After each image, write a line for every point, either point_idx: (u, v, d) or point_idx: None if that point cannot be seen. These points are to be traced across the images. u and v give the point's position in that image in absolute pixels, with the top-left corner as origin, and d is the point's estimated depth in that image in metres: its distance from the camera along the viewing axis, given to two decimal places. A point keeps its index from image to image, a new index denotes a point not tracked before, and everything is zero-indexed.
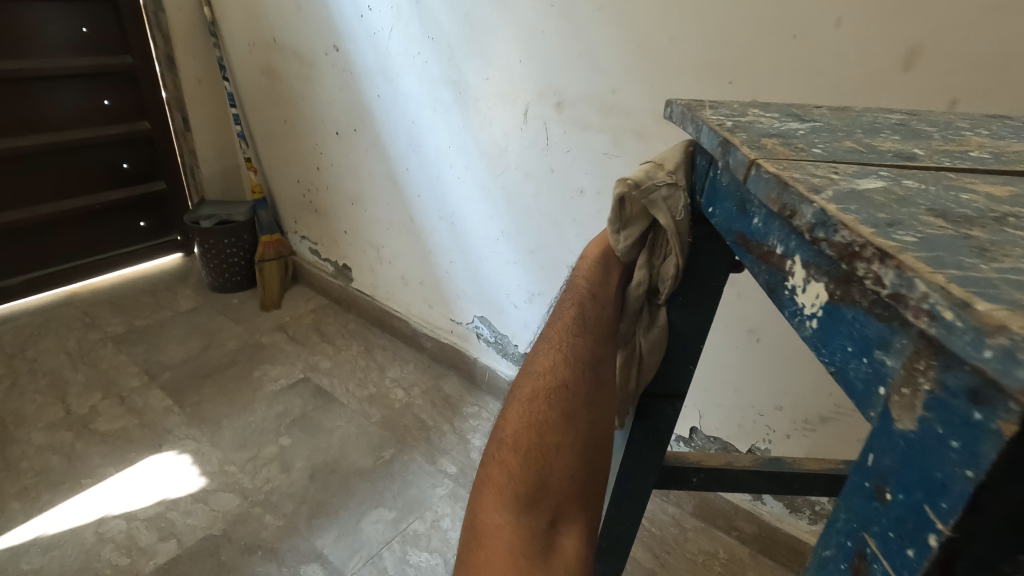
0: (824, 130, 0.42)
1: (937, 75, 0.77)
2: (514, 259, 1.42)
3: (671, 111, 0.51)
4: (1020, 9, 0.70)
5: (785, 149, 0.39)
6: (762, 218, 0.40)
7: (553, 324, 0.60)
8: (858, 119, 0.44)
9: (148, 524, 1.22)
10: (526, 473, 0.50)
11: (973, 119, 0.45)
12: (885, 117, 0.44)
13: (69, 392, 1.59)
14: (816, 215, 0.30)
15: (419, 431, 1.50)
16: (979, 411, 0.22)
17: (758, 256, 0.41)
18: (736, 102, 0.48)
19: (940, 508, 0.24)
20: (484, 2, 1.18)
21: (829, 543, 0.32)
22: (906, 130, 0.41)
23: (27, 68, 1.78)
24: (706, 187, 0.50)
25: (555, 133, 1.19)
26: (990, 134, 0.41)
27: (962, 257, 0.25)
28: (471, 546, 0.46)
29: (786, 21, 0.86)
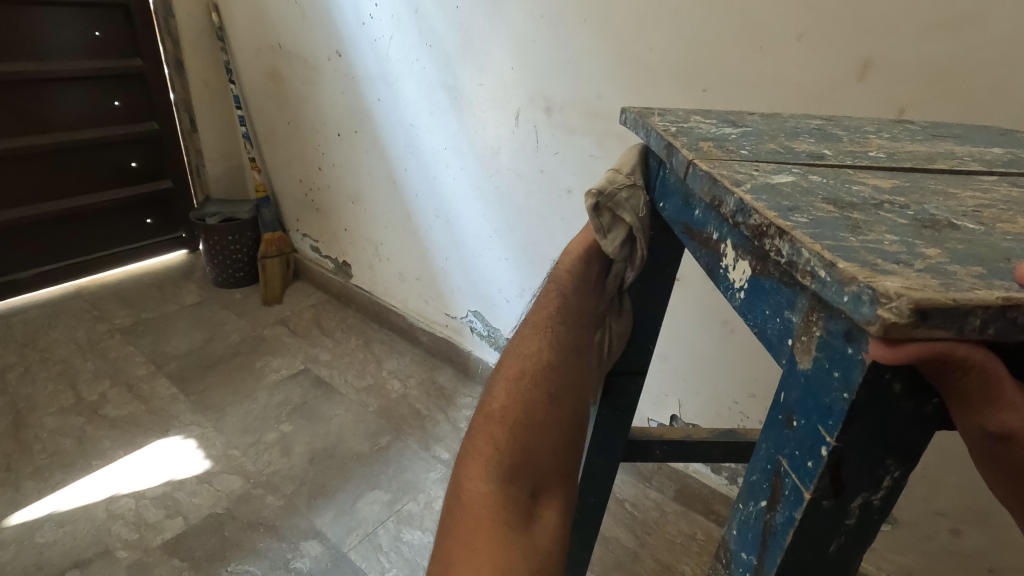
0: (754, 135, 0.50)
1: (886, 86, 0.85)
2: (506, 256, 1.49)
3: (624, 116, 0.59)
4: (955, 27, 0.78)
5: (718, 151, 0.46)
6: (701, 210, 0.48)
7: (536, 311, 0.62)
8: (781, 127, 0.53)
9: (155, 502, 1.29)
10: (514, 444, 0.49)
11: (873, 130, 0.54)
12: (803, 126, 0.53)
13: (78, 379, 1.66)
14: (737, 204, 0.38)
15: (414, 419, 1.57)
16: (851, 346, 0.30)
17: (699, 243, 0.49)
18: (680, 111, 0.56)
19: (828, 425, 0.32)
20: (478, 12, 1.26)
21: (755, 469, 0.40)
22: (818, 137, 0.50)
23: (41, 69, 1.86)
24: (658, 185, 0.58)
25: (544, 136, 1.27)
26: (886, 142, 0.50)
27: (839, 232, 0.33)
28: (455, 512, 0.45)
29: (751, 35, 0.93)
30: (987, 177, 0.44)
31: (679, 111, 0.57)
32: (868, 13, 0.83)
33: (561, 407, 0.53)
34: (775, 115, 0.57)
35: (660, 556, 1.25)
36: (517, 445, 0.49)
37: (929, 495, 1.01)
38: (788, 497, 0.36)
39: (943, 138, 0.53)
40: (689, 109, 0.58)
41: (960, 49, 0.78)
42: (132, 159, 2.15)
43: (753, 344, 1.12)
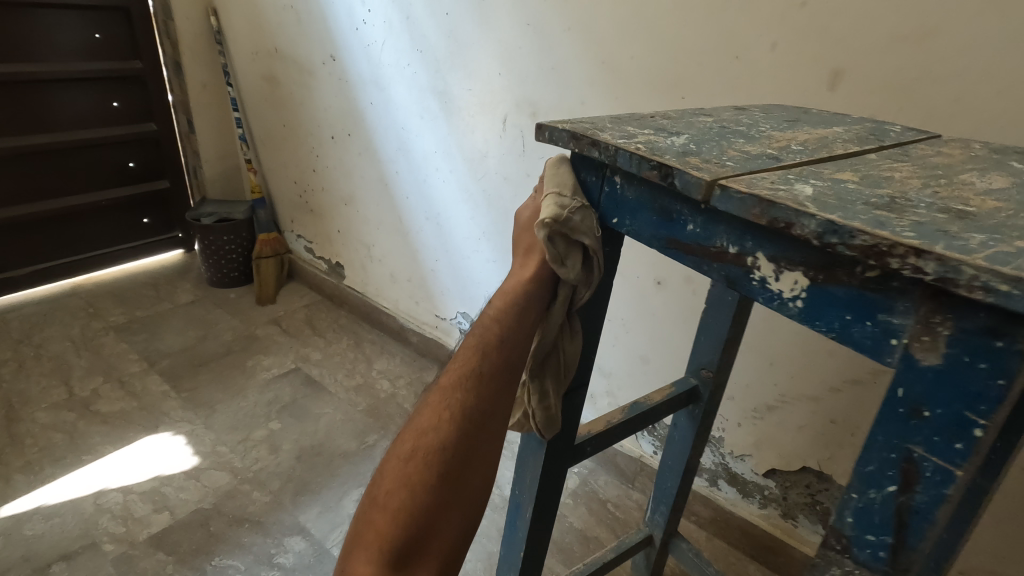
0: (706, 140, 0.54)
1: (856, 95, 0.88)
2: (493, 258, 1.51)
3: (558, 134, 0.55)
4: (921, 39, 0.81)
5: (712, 165, 0.47)
6: (699, 225, 0.49)
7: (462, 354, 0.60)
8: (703, 130, 0.57)
9: (143, 497, 1.31)
10: (398, 534, 0.52)
11: (759, 123, 0.62)
12: (719, 126, 0.59)
13: (72, 375, 1.68)
14: (825, 226, 0.37)
15: (402, 418, 1.59)
16: (1001, 341, 0.31)
17: (705, 257, 0.49)
18: (609, 124, 0.57)
19: (979, 410, 0.33)
20: (466, 19, 1.29)
21: (870, 460, 0.38)
22: (743, 136, 0.56)
23: (43, 70, 1.89)
24: (607, 202, 0.57)
25: (530, 140, 1.29)
26: (792, 137, 0.58)
27: (945, 239, 0.35)
28: None
29: (727, 44, 0.96)
30: (871, 157, 0.53)
31: (597, 124, 0.57)
32: (837, 25, 0.86)
33: (461, 480, 0.55)
34: (669, 117, 0.63)
35: None
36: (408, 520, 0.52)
37: None
38: (930, 479, 0.36)
39: (813, 125, 0.65)
40: (609, 119, 0.59)
41: (925, 59, 0.81)
42: (130, 159, 2.18)
43: None
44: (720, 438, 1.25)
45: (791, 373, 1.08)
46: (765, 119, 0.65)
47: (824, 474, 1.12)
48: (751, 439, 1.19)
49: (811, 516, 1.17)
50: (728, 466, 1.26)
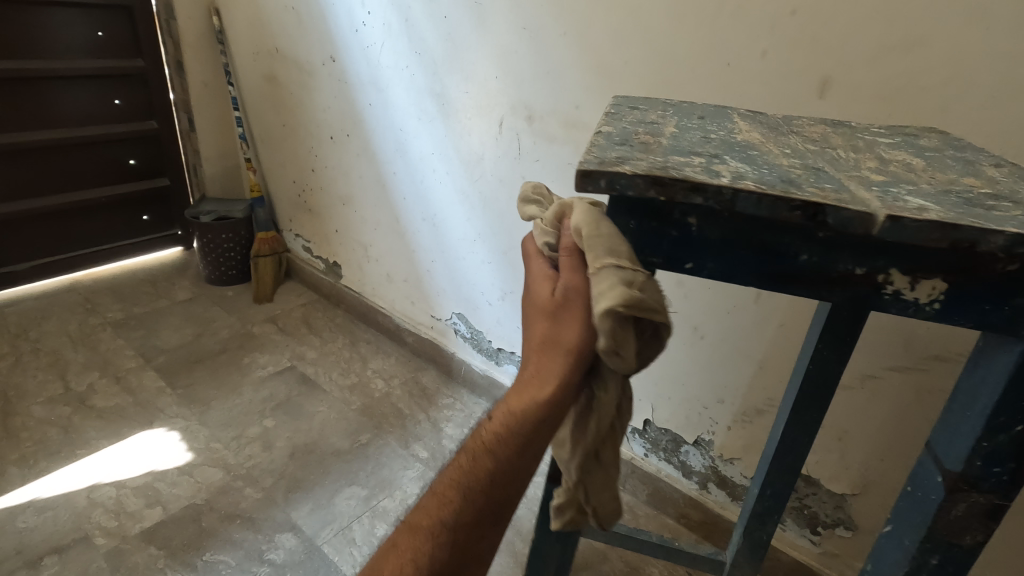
0: (741, 154, 0.52)
1: (844, 103, 0.89)
2: (487, 259, 1.52)
3: (626, 182, 0.45)
4: (909, 48, 0.82)
5: (824, 192, 0.44)
6: (814, 254, 0.47)
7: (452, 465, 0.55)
8: (696, 143, 0.54)
9: (136, 492, 1.31)
10: None
11: (707, 120, 0.63)
12: (707, 133, 0.58)
13: (69, 369, 1.69)
14: (1010, 240, 0.40)
15: (395, 418, 1.60)
16: None
17: (823, 284, 0.48)
18: (657, 154, 0.49)
19: None
20: (463, 22, 1.30)
21: (1002, 413, 0.49)
22: (745, 144, 0.55)
23: (47, 67, 1.91)
24: (671, 246, 0.50)
25: (525, 143, 1.30)
26: (764, 137, 0.59)
27: None
28: None
29: (719, 51, 0.98)
30: (833, 149, 0.58)
31: (622, 154, 0.49)
32: (824, 32, 0.88)
33: None
34: (639, 128, 0.57)
35: (629, 558, 1.27)
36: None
37: (889, 503, 1.04)
38: None
39: (722, 113, 0.67)
40: (638, 147, 0.51)
41: (912, 68, 0.82)
42: (131, 157, 2.19)
43: (722, 350, 1.15)
44: (709, 442, 1.25)
45: (779, 377, 1.09)
46: (688, 111, 0.67)
47: (811, 478, 1.12)
48: (741, 442, 1.20)
49: (799, 520, 1.17)
50: (718, 469, 1.27)
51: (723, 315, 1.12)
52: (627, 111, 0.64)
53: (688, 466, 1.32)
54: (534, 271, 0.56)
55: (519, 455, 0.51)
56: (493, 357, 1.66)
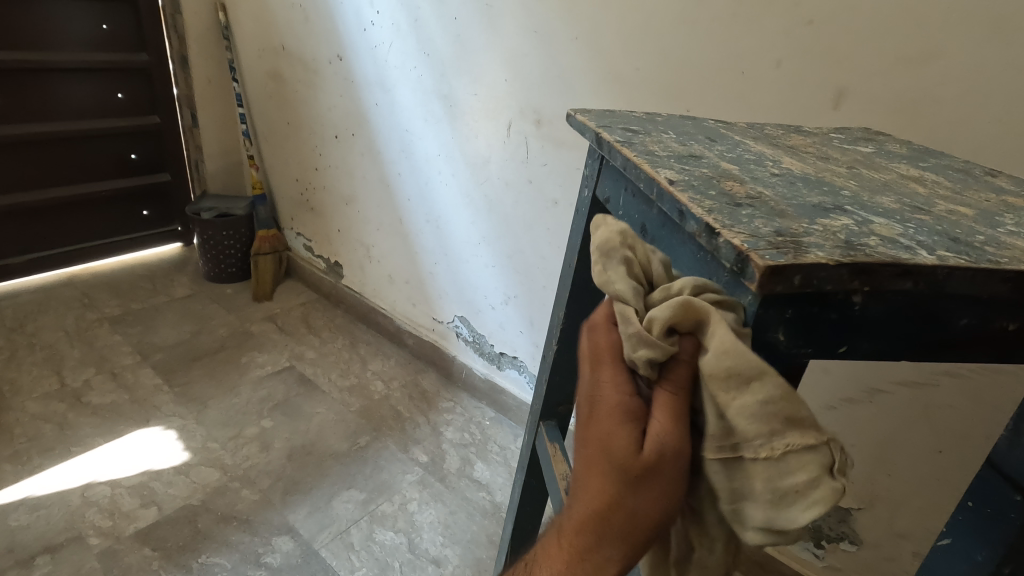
0: (839, 195, 0.42)
1: (859, 113, 0.88)
2: (491, 263, 1.51)
3: (828, 275, 0.30)
4: (926, 61, 0.81)
5: (994, 247, 0.36)
6: (977, 316, 0.37)
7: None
8: (776, 182, 0.42)
9: (131, 491, 1.29)
10: None
11: (727, 145, 0.52)
12: (767, 167, 0.47)
13: (65, 365, 1.67)
14: None
15: (394, 421, 1.58)
16: None
17: (974, 346, 0.38)
18: (796, 217, 0.36)
19: None
20: (473, 24, 1.30)
21: None
22: (816, 180, 0.45)
23: (48, 59, 1.89)
24: (828, 330, 0.36)
25: (533, 147, 1.29)
26: (810, 169, 0.49)
27: None
28: None
29: (733, 58, 0.97)
30: (880, 176, 0.51)
31: (763, 223, 0.34)
32: (839, 42, 0.87)
33: None
34: (699, 169, 0.43)
35: None
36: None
37: (894, 516, 1.04)
38: None
39: (717, 133, 0.57)
40: (758, 205, 0.37)
41: (929, 81, 0.82)
42: (132, 151, 2.18)
43: None
44: None
45: None
46: (688, 133, 0.55)
47: None
48: None
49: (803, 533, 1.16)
50: None
51: None
52: (642, 141, 0.50)
53: None
54: (603, 389, 0.43)
55: None
56: (494, 362, 1.64)
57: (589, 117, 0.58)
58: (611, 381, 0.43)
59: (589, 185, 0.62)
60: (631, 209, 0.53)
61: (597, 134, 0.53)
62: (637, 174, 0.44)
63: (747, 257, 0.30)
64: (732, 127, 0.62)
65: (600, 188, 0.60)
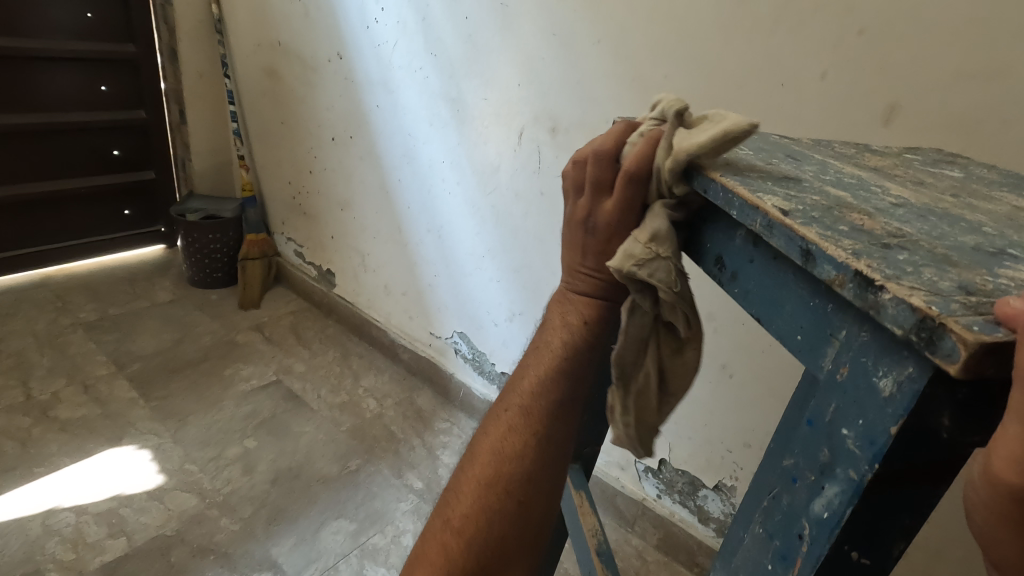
0: (982, 232, 0.35)
1: (913, 132, 0.81)
2: (497, 277, 1.42)
3: None
4: (992, 77, 0.74)
5: None
6: None
7: (533, 365, 0.53)
8: (904, 215, 0.35)
9: (98, 520, 1.18)
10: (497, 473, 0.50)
11: (819, 167, 0.45)
12: (881, 196, 0.39)
13: (32, 375, 1.55)
14: None
15: (387, 442, 1.48)
16: None
17: None
18: (971, 268, 0.29)
19: None
20: (487, 24, 1.21)
21: None
22: (942, 213, 0.38)
23: (27, 46, 1.78)
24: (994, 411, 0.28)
25: (547, 156, 1.21)
26: (920, 198, 0.42)
27: None
28: (451, 496, 0.52)
29: (773, 69, 0.90)
30: (995, 207, 0.44)
31: (936, 274, 0.27)
32: (894, 56, 0.80)
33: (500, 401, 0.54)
34: (807, 195, 0.37)
35: None
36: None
37: (931, 566, 0.96)
38: None
39: (794, 150, 0.50)
40: (912, 249, 0.30)
41: (996, 99, 0.75)
42: (115, 147, 2.06)
43: (750, 392, 1.05)
44: (732, 488, 1.15)
45: None
46: (768, 152, 0.48)
47: None
48: None
49: None
50: None
51: (758, 356, 1.01)
52: (725, 159, 0.43)
53: (705, 511, 1.22)
54: (615, 213, 0.46)
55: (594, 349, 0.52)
56: (495, 381, 1.55)
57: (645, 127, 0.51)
58: (625, 210, 0.46)
59: None
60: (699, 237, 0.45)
61: None
62: (727, 200, 0.37)
63: (944, 325, 0.24)
64: (800, 143, 0.54)
65: None
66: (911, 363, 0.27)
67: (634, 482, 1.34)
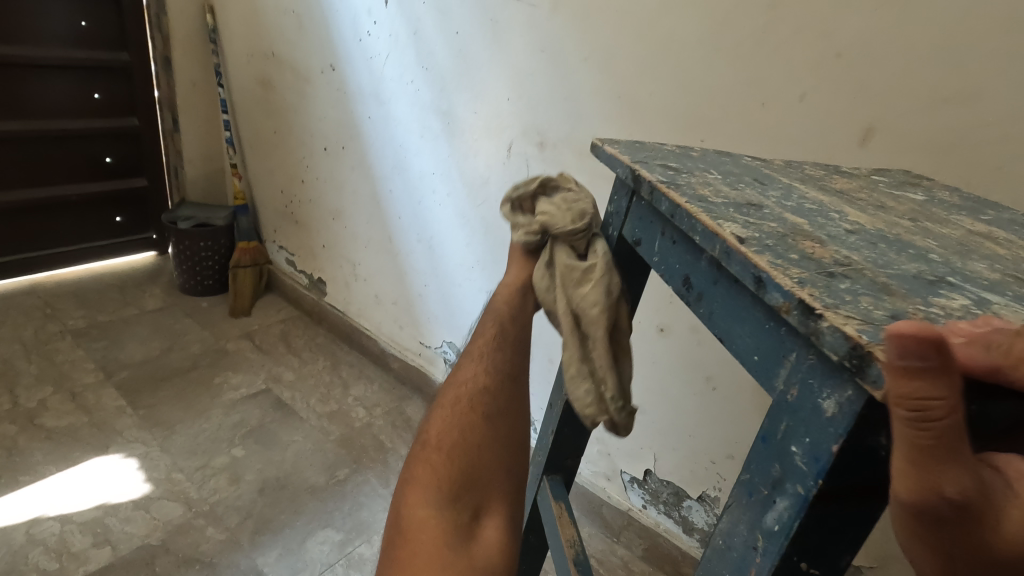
0: (928, 259, 0.36)
1: (889, 153, 0.83)
2: (485, 288, 1.44)
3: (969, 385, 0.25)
4: (963, 103, 0.77)
5: None
6: None
7: (481, 329, 0.62)
8: (854, 243, 0.37)
9: (83, 529, 1.18)
10: (466, 404, 0.57)
11: (782, 191, 0.47)
12: (837, 222, 0.41)
13: (19, 383, 1.55)
14: None
15: (375, 452, 1.49)
16: None
17: None
18: (910, 296, 0.30)
19: None
20: (478, 39, 1.23)
21: None
22: (894, 240, 0.40)
23: (19, 54, 1.79)
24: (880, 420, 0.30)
25: (536, 170, 1.23)
26: (877, 223, 0.44)
27: None
28: (429, 432, 0.58)
29: (756, 90, 0.92)
30: (951, 232, 0.46)
31: (873, 303, 0.29)
32: (872, 79, 0.82)
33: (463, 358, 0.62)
34: (765, 222, 0.38)
35: None
36: (447, 498, 0.53)
37: None
38: None
39: (762, 174, 0.52)
40: (856, 277, 0.31)
41: (966, 122, 0.77)
42: (106, 154, 2.07)
43: (733, 404, 1.07)
44: (715, 499, 1.17)
45: None
46: (734, 175, 0.50)
47: None
48: None
49: None
50: None
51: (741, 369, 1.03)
52: (689, 184, 0.45)
53: (690, 522, 1.24)
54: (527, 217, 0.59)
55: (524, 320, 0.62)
56: None
57: (620, 150, 0.53)
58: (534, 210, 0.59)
59: (614, 225, 0.57)
60: (669, 257, 0.47)
61: (634, 171, 0.47)
62: (691, 226, 0.39)
63: (871, 355, 0.25)
64: (769, 165, 0.56)
65: (627, 229, 0.55)
66: (850, 386, 0.28)
67: (620, 492, 1.35)
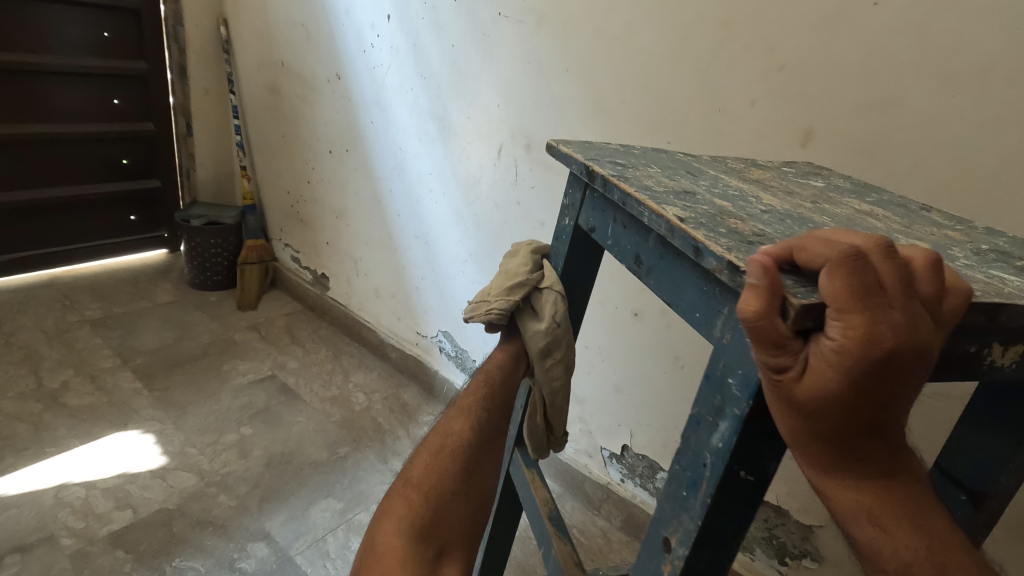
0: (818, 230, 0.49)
1: (827, 153, 0.95)
2: (479, 281, 1.55)
3: None
4: (885, 108, 0.89)
5: None
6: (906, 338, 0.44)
7: (466, 394, 0.77)
8: (768, 220, 0.49)
9: (105, 494, 1.29)
10: (446, 456, 0.69)
11: (713, 181, 0.59)
12: (756, 205, 0.53)
13: (42, 365, 1.66)
14: None
15: (374, 432, 1.60)
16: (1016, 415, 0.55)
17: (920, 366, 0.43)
18: None
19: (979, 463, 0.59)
20: (470, 52, 1.36)
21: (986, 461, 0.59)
22: (797, 217, 0.52)
23: (46, 62, 1.92)
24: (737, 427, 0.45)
25: (523, 170, 1.35)
26: (788, 205, 0.56)
27: None
28: (409, 473, 0.69)
29: (712, 99, 1.04)
30: (845, 210, 0.58)
31: None
32: (810, 90, 0.95)
33: (446, 412, 0.75)
34: (700, 206, 0.50)
35: None
36: (419, 531, 0.62)
37: None
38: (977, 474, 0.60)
39: (693, 167, 0.64)
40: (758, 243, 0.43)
41: (889, 126, 0.90)
42: (123, 156, 2.19)
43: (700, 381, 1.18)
44: None
45: None
46: (671, 169, 0.61)
47: (782, 509, 1.13)
48: None
49: (767, 550, 1.19)
50: None
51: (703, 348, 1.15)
52: (635, 176, 0.56)
53: None
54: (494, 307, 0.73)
55: (502, 397, 0.77)
56: None
57: (573, 149, 0.64)
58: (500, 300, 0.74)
59: (570, 216, 0.70)
60: (621, 240, 0.60)
61: (588, 167, 0.59)
62: (641, 210, 0.50)
63: (786, 299, 0.35)
64: (699, 159, 0.68)
65: (583, 217, 0.68)
66: None
67: (602, 468, 1.45)
